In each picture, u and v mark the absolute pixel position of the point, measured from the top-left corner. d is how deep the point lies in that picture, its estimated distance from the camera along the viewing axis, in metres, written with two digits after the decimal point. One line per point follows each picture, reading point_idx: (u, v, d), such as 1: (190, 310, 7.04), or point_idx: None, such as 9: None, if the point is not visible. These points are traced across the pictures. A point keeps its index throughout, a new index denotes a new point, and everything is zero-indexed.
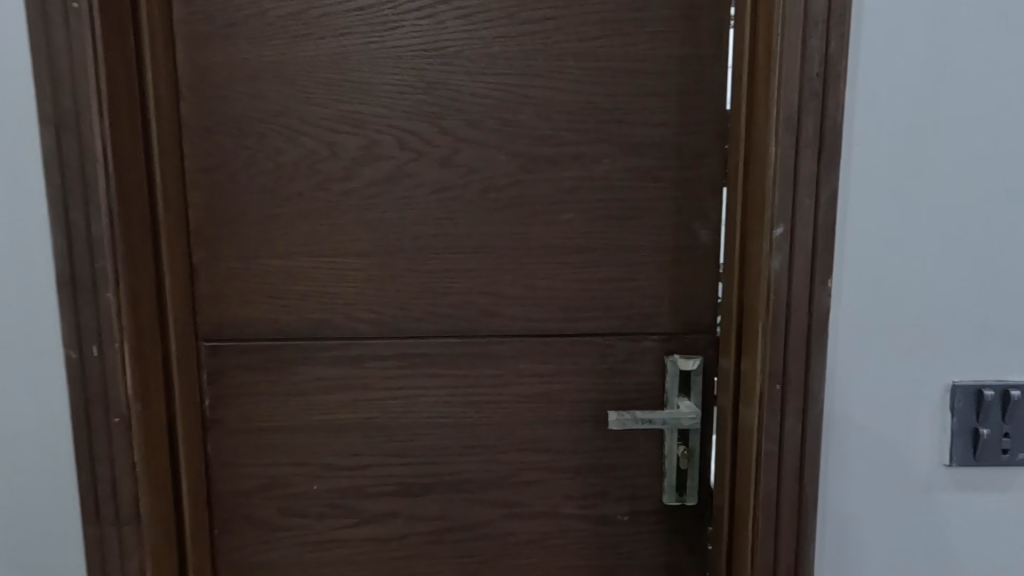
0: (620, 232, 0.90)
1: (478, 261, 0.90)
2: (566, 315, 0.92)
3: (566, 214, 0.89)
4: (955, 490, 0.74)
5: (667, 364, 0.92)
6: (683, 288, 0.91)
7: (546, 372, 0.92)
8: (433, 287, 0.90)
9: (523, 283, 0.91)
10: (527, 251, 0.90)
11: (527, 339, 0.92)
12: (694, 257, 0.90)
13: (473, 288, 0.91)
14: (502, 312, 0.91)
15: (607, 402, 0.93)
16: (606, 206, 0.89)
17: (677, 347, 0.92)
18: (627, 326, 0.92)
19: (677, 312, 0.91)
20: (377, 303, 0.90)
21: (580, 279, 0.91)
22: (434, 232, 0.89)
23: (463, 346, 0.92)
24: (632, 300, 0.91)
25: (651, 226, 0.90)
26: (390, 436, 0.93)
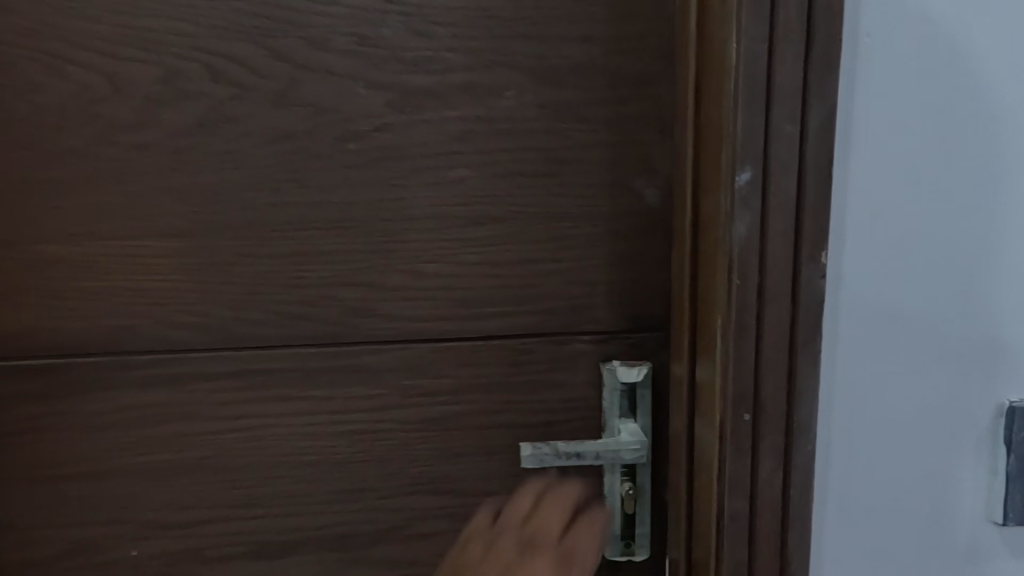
0: (534, 195, 0.64)
1: (337, 240, 0.65)
2: (465, 312, 0.66)
3: (458, 171, 0.64)
4: (1008, 557, 0.52)
5: (605, 376, 0.67)
6: (623, 271, 0.66)
7: (441, 390, 0.68)
8: (277, 280, 0.65)
9: (404, 270, 0.65)
10: (406, 225, 0.64)
11: (413, 347, 0.67)
12: (638, 228, 0.65)
13: (333, 278, 0.65)
14: (377, 311, 0.66)
15: (526, 427, 0.69)
16: (514, 159, 0.64)
17: (617, 351, 0.68)
18: (550, 324, 0.67)
19: (616, 304, 0.67)
20: (199, 303, 0.65)
21: (483, 262, 0.65)
22: (273, 201, 0.64)
23: (325, 358, 0.67)
24: (554, 289, 0.66)
25: (577, 186, 0.64)
26: (233, 481, 0.69)
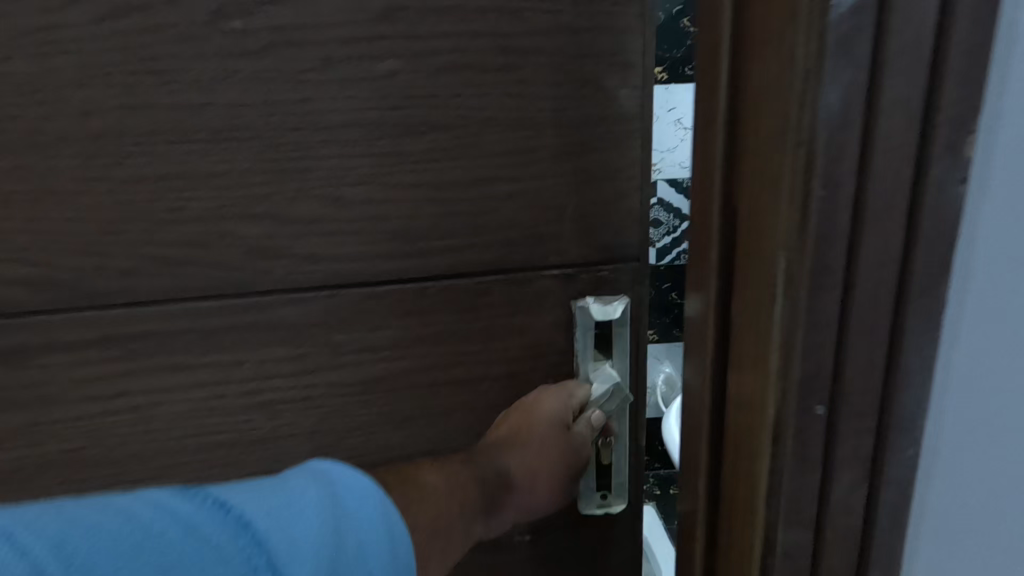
0: (488, 96, 0.51)
1: (228, 159, 0.48)
2: (407, 248, 0.54)
3: (387, 64, 0.49)
4: None
5: (576, 317, 0.58)
6: (593, 190, 0.56)
7: (382, 344, 0.56)
8: (147, 213, 0.48)
9: (323, 195, 0.51)
10: (321, 136, 0.49)
11: (344, 293, 0.54)
12: (612, 136, 0.54)
13: (227, 209, 0.49)
14: (291, 251, 0.52)
15: (488, 380, 0.59)
16: (458, 47, 0.50)
17: (589, 287, 0.58)
18: (511, 258, 0.56)
19: (587, 231, 0.57)
20: (35, 250, 0.47)
21: (426, 184, 0.52)
22: (126, 102, 0.46)
23: (227, 315, 0.52)
24: (515, 215, 0.55)
25: (540, 86, 0.52)
26: (118, 477, 0.54)
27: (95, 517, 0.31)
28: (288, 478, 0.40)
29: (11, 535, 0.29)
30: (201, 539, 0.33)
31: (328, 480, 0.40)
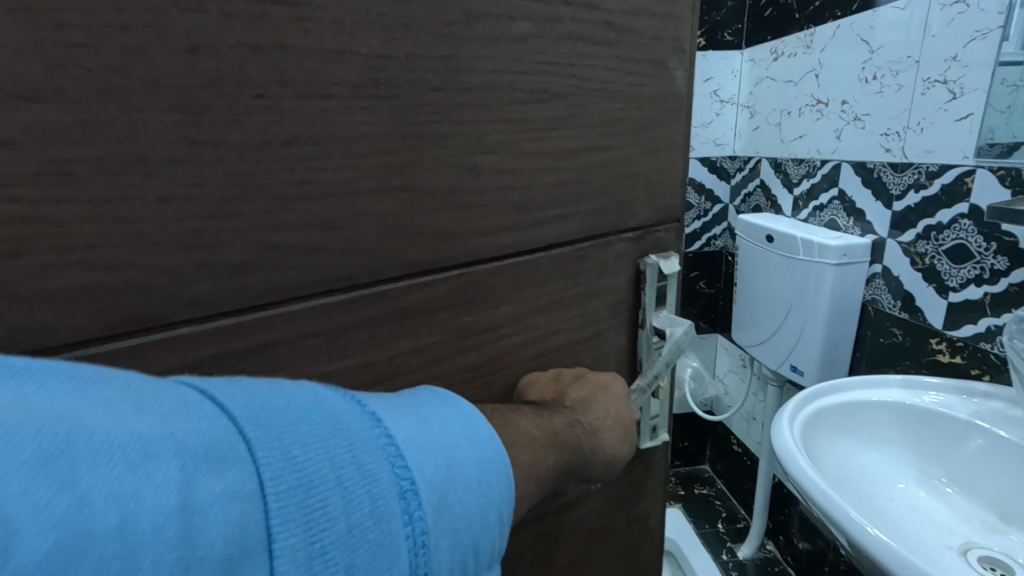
0: (596, 66, 0.55)
1: (365, 120, 0.42)
2: (525, 220, 0.55)
3: (520, 26, 0.49)
4: None
5: (648, 273, 0.69)
6: (655, 160, 0.65)
7: (499, 320, 0.57)
8: (269, 185, 0.40)
9: (459, 165, 0.48)
10: (461, 98, 0.47)
11: (470, 271, 0.53)
12: (668, 114, 0.64)
13: (363, 179, 0.44)
14: (424, 227, 0.48)
15: (576, 343, 0.66)
16: (575, 17, 0.52)
17: (648, 247, 0.68)
18: (599, 224, 0.62)
19: (650, 197, 0.66)
20: (108, 247, 0.35)
21: (543, 154, 0.54)
22: (247, 39, 0.37)
23: (356, 306, 0.47)
24: (605, 184, 0.60)
25: (630, 60, 0.58)
26: None
27: (264, 398, 0.37)
28: (416, 394, 0.49)
29: (211, 400, 0.35)
30: (345, 424, 0.39)
31: (441, 395, 0.49)
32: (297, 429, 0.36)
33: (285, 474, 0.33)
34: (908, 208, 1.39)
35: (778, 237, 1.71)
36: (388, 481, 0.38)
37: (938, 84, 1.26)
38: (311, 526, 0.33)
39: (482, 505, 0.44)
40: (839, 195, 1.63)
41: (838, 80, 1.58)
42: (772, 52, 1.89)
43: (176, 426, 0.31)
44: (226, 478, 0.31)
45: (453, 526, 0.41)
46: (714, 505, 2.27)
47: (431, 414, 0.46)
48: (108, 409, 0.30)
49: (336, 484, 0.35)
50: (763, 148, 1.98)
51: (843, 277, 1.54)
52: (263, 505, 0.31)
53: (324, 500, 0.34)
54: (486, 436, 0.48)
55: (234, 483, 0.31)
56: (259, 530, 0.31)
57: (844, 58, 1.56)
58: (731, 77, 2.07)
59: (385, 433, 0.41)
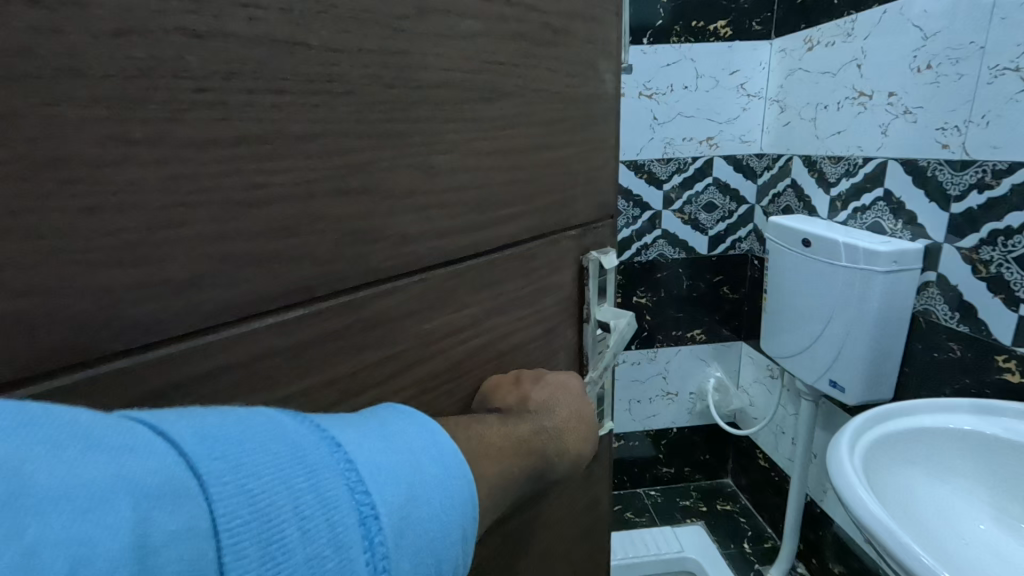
0: (535, 62, 0.58)
1: (319, 117, 0.40)
2: (485, 217, 0.57)
3: (468, 23, 0.50)
4: None
5: (593, 269, 0.77)
6: (583, 163, 0.71)
7: (462, 324, 0.58)
8: (221, 187, 0.36)
9: (418, 162, 0.48)
10: (414, 97, 0.46)
11: (433, 274, 0.53)
12: (597, 110, 0.71)
13: (322, 177, 0.41)
14: (382, 236, 0.47)
15: (532, 340, 0.69)
16: (511, 17, 0.54)
17: (591, 245, 0.77)
18: (548, 217, 0.67)
19: (586, 194, 0.73)
20: (22, 267, 0.29)
21: (494, 155, 0.56)
22: (186, 26, 0.33)
23: (319, 320, 0.44)
24: (552, 185, 0.66)
25: (564, 64, 0.63)
26: None
27: (209, 421, 0.32)
28: (381, 412, 0.44)
29: (157, 429, 0.30)
30: (298, 443, 0.34)
31: (409, 413, 0.45)
32: (240, 456, 0.31)
33: (241, 508, 0.29)
34: (967, 214, 1.19)
35: (818, 242, 1.47)
36: (350, 503, 0.34)
37: (1009, 72, 1.06)
38: (266, 560, 0.29)
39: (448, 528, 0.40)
40: (885, 196, 1.42)
41: (881, 70, 1.37)
42: (805, 42, 1.65)
43: (100, 462, 0.26)
44: (178, 515, 0.26)
45: (420, 556, 0.38)
46: (739, 522, 2.07)
47: (398, 435, 0.42)
48: (47, 450, 0.25)
49: (295, 516, 0.31)
50: (795, 145, 1.74)
51: (894, 286, 1.33)
52: (216, 545, 0.27)
53: (280, 533, 0.30)
54: (454, 455, 0.44)
55: (190, 519, 0.27)
56: (212, 570, 0.27)
57: (898, 45, 1.32)
58: (759, 69, 1.83)
59: (342, 450, 0.36)
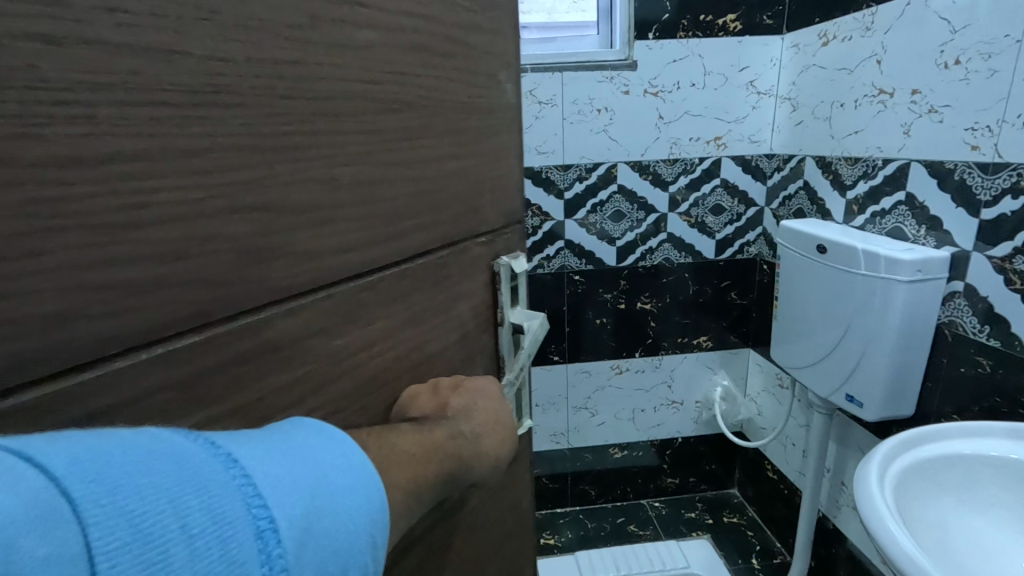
0: (439, 77, 0.43)
1: (209, 133, 0.27)
2: (384, 232, 0.39)
3: (364, 36, 0.35)
4: (901, 325, 1.02)
5: (502, 273, 0.56)
6: (501, 165, 0.54)
7: (376, 337, 0.40)
8: (127, 257, 0.24)
9: (381, 182, 0.38)
10: (312, 109, 0.32)
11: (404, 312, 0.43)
12: (500, 128, 0.53)
13: (272, 220, 0.30)
14: (263, 271, 0.31)
15: (445, 346, 0.49)
16: (417, 28, 0.40)
17: (499, 246, 0.56)
18: (457, 227, 0.48)
19: (496, 200, 0.54)
20: None
21: (402, 165, 0.40)
22: (45, 20, 0.21)
23: (207, 354, 0.28)
24: (459, 192, 0.48)
25: (466, 75, 0.46)
26: None
27: (99, 443, 0.22)
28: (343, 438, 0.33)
29: (26, 453, 0.20)
30: (188, 454, 0.24)
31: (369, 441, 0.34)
32: (114, 468, 0.22)
33: (123, 541, 0.21)
34: (857, 199, 1.22)
35: (835, 249, 1.14)
36: (247, 524, 0.24)
37: (952, 65, 0.95)
38: None
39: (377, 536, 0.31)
40: (804, 185, 1.40)
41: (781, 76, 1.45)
42: (820, 35, 1.29)
43: None
44: (51, 537, 0.19)
45: None
46: (747, 536, 1.70)
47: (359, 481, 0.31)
48: None
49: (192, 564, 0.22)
50: (785, 144, 1.46)
51: (914, 304, 1.01)
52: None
53: (164, 555, 0.21)
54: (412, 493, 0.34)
55: (50, 556, 0.19)
56: None
57: (801, 38, 1.36)
58: (769, 66, 1.46)
59: (242, 463, 0.26)
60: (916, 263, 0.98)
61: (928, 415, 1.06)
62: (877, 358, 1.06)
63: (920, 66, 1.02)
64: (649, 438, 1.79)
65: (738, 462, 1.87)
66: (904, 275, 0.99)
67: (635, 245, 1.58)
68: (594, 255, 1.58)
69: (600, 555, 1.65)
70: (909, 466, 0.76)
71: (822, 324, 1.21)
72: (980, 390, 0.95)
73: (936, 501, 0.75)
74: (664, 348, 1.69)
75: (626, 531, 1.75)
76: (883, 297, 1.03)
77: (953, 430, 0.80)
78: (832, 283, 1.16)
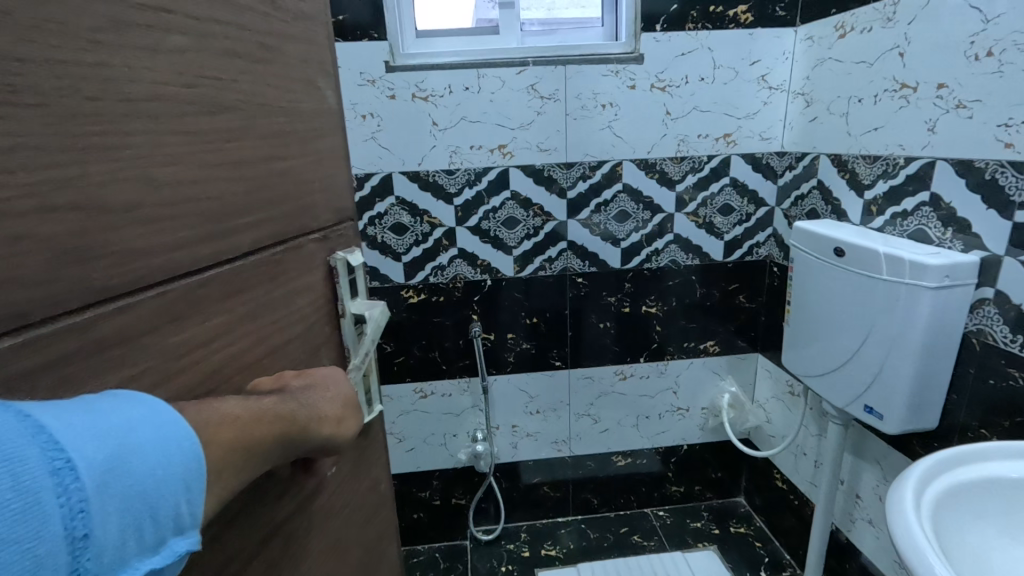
0: (248, 85, 0.47)
1: (20, 132, 0.29)
2: (212, 227, 0.43)
3: (174, 40, 0.39)
4: (925, 334, 0.95)
5: (331, 265, 0.62)
6: (328, 167, 0.62)
7: (213, 332, 0.43)
8: None
9: (201, 181, 0.41)
10: (123, 110, 0.35)
11: (242, 298, 0.47)
12: (316, 132, 0.59)
13: (92, 214, 0.33)
14: (92, 268, 0.33)
15: (276, 328, 0.52)
16: (229, 34, 0.44)
17: (334, 244, 0.64)
18: (286, 224, 0.53)
19: (324, 196, 0.61)
20: None
21: (219, 165, 0.43)
22: None
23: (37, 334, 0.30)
24: (287, 192, 0.53)
25: (282, 81, 0.52)
26: None
27: None
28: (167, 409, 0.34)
29: None
30: None
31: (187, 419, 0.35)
32: None
33: None
34: (877, 199, 1.16)
35: (855, 252, 1.07)
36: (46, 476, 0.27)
37: (981, 58, 0.89)
38: None
39: (194, 495, 0.33)
40: (819, 185, 1.34)
41: (796, 72, 1.39)
42: (836, 27, 1.23)
43: None
44: None
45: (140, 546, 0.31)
46: (754, 548, 1.64)
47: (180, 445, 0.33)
48: None
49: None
50: (801, 141, 1.39)
51: (941, 312, 0.94)
52: None
53: None
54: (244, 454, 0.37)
55: None
56: None
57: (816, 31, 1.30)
58: (782, 60, 1.40)
59: (36, 418, 0.27)
60: (943, 268, 0.91)
61: (952, 429, 1.00)
62: (899, 369, 1.00)
63: (945, 60, 0.96)
64: (654, 446, 1.73)
65: (745, 471, 1.81)
66: (930, 281, 0.92)
67: (640, 247, 1.52)
68: (597, 257, 1.51)
69: (603, 568, 1.60)
70: (947, 488, 0.70)
71: (840, 331, 1.14)
72: (1006, 402, 0.89)
73: (975, 529, 0.70)
74: (669, 353, 1.63)
75: (630, 542, 1.69)
76: (907, 303, 0.96)
77: (994, 451, 0.73)
78: (852, 288, 1.09)
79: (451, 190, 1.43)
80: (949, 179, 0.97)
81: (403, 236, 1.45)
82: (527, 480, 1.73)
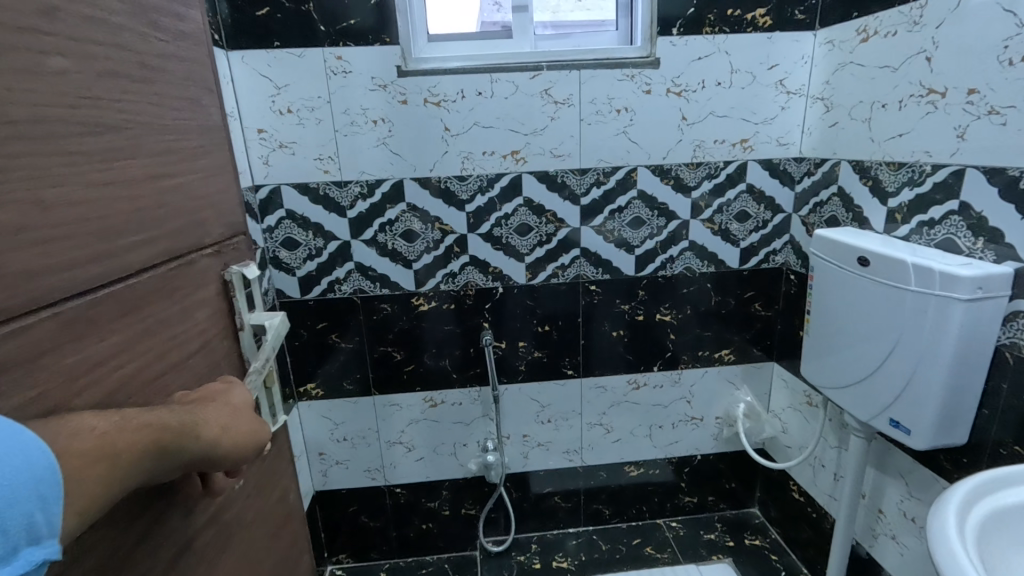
0: (136, 102, 0.47)
1: None
2: (103, 245, 0.43)
3: (55, 62, 0.38)
4: (957, 347, 0.92)
5: (234, 281, 0.63)
6: (215, 183, 0.61)
7: (111, 354, 0.43)
8: None
9: (93, 201, 0.41)
10: (6, 132, 0.35)
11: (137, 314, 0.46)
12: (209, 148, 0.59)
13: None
14: None
15: (172, 343, 0.51)
16: (110, 55, 0.44)
17: (227, 257, 0.63)
18: (179, 242, 0.53)
19: (215, 213, 0.60)
20: None
21: (110, 184, 0.43)
22: None
23: None
24: (180, 208, 0.54)
25: (167, 98, 0.52)
26: None
27: None
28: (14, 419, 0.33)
29: None
30: None
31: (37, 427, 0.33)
32: None
33: None
34: (901, 207, 1.13)
35: (880, 261, 1.04)
36: None
37: (1016, 63, 0.86)
38: None
39: (50, 503, 0.32)
40: (839, 192, 1.31)
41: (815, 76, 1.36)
42: (858, 31, 1.20)
43: None
44: None
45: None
46: (771, 562, 1.60)
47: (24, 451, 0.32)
48: None
49: None
50: (820, 146, 1.36)
51: (973, 324, 0.91)
52: None
53: None
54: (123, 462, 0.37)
55: None
56: None
57: (836, 35, 1.27)
58: (801, 64, 1.37)
59: None
60: (977, 279, 0.88)
61: (983, 444, 0.97)
62: (928, 382, 0.97)
63: (977, 65, 0.93)
64: (667, 456, 1.70)
65: (759, 481, 1.78)
66: (962, 293, 0.89)
67: (655, 254, 1.49)
68: (610, 264, 1.49)
69: None
70: (991, 511, 0.67)
71: (864, 341, 1.11)
72: None
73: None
74: (683, 362, 1.60)
75: (643, 554, 1.66)
76: (938, 315, 0.93)
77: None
78: (877, 297, 1.06)
79: (463, 197, 1.41)
80: (979, 187, 0.95)
81: (415, 243, 1.43)
82: (538, 490, 1.70)
